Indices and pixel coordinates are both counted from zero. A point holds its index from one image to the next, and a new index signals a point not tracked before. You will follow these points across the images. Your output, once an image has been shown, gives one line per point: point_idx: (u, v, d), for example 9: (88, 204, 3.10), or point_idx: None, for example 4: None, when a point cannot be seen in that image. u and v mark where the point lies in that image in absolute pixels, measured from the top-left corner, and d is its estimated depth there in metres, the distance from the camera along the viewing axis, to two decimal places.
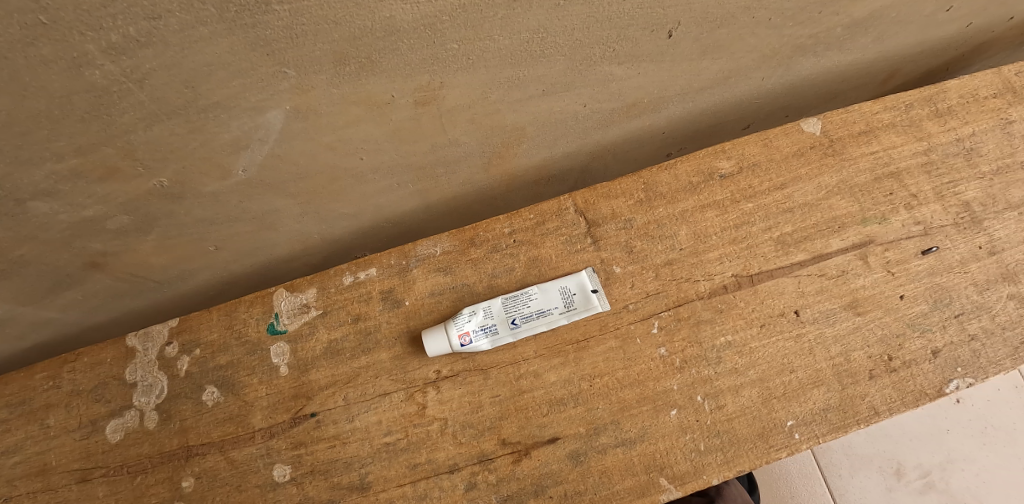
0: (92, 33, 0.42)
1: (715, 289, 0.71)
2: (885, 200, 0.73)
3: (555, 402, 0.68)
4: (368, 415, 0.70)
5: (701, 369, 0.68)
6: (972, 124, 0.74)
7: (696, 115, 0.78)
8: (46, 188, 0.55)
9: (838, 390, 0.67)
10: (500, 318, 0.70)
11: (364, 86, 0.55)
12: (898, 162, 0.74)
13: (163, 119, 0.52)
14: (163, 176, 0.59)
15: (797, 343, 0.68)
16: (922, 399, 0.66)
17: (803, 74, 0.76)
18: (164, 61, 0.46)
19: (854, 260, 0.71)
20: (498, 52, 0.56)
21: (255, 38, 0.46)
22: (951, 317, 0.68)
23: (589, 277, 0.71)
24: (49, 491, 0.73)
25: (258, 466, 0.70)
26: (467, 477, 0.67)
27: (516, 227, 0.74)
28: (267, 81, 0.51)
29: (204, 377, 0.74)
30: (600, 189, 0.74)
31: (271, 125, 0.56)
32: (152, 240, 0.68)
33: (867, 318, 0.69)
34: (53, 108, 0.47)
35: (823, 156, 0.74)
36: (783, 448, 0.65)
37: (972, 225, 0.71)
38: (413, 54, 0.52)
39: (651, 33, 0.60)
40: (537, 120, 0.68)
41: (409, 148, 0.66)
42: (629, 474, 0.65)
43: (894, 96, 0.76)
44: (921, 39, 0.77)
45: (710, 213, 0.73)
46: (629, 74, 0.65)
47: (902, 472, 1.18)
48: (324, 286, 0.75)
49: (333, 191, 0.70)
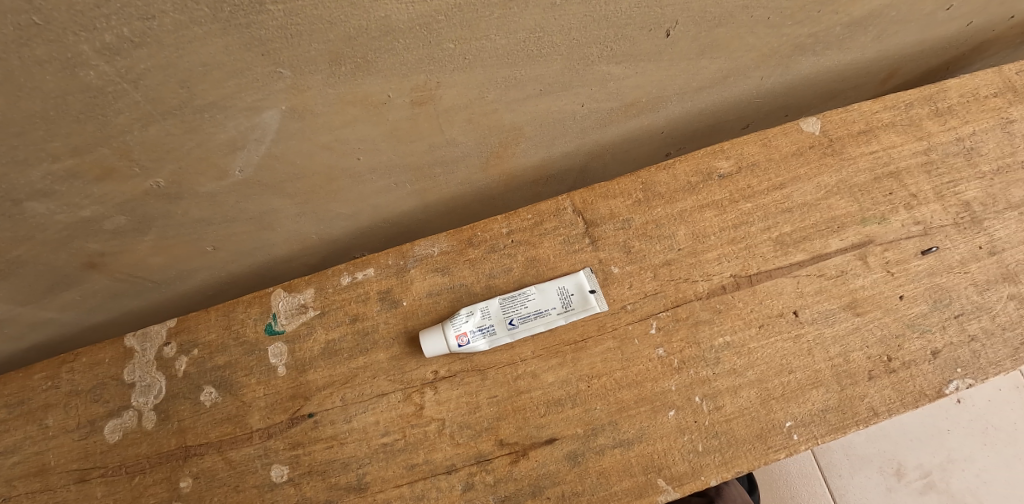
0: (86, 34, 0.42)
1: (713, 289, 0.70)
2: (884, 200, 0.72)
3: (553, 402, 0.68)
4: (366, 416, 0.70)
5: (700, 369, 0.68)
6: (972, 123, 0.74)
7: (695, 114, 0.78)
8: (42, 189, 0.55)
9: (837, 391, 0.66)
10: (498, 319, 0.70)
11: (361, 86, 0.55)
12: (898, 161, 0.73)
13: (158, 119, 0.52)
14: (160, 176, 0.58)
15: (796, 344, 0.68)
16: (922, 400, 0.65)
17: (802, 73, 0.76)
18: (158, 62, 0.46)
19: (853, 260, 0.70)
20: (495, 52, 0.55)
21: (250, 38, 0.46)
22: (951, 317, 0.68)
23: (587, 277, 0.71)
24: (48, 491, 0.73)
25: (255, 466, 0.70)
26: (465, 478, 0.67)
27: (514, 227, 0.74)
28: (262, 81, 0.51)
29: (202, 377, 0.74)
30: (598, 189, 0.74)
31: (267, 126, 0.56)
32: (149, 240, 0.68)
33: (867, 318, 0.69)
34: (48, 108, 0.47)
35: (822, 155, 0.74)
36: (781, 449, 0.65)
37: (972, 225, 0.71)
38: (409, 53, 0.52)
39: (648, 32, 0.60)
40: (535, 119, 0.68)
41: (406, 148, 0.66)
42: (627, 475, 0.65)
43: (894, 96, 0.75)
44: (921, 39, 0.77)
45: (709, 213, 0.73)
46: (627, 74, 0.65)
47: (902, 472, 1.17)
48: (322, 286, 0.75)
49: (330, 191, 0.70)
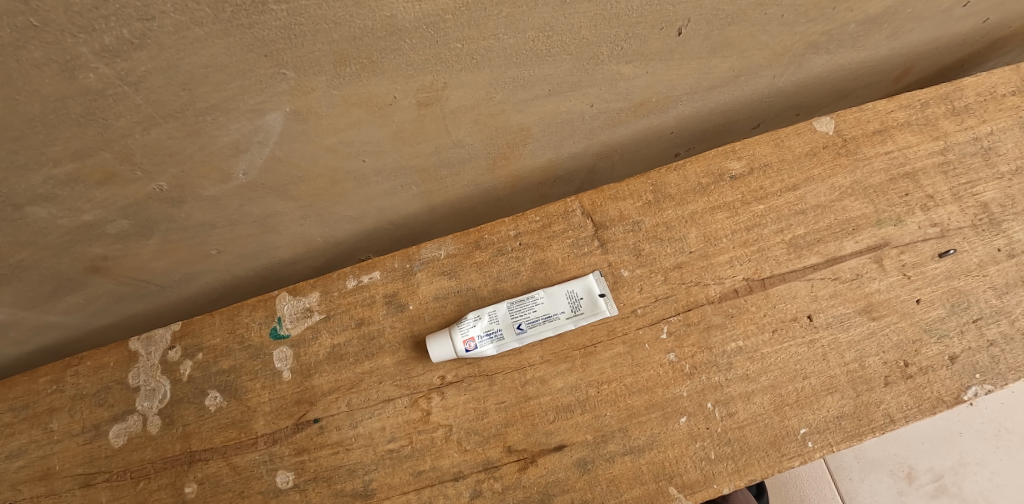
0: (84, 36, 0.41)
1: (726, 293, 0.69)
2: (900, 201, 0.71)
3: (562, 408, 0.67)
4: (372, 421, 0.69)
5: (712, 375, 0.67)
6: (990, 122, 0.72)
7: (705, 114, 0.76)
8: (44, 193, 0.55)
9: (852, 398, 0.65)
10: (505, 323, 0.69)
11: (366, 87, 0.54)
12: (914, 161, 0.72)
13: (160, 122, 0.51)
14: (162, 180, 0.58)
15: (811, 349, 0.66)
16: (939, 406, 0.64)
17: (815, 71, 0.74)
18: (159, 64, 0.45)
19: (868, 263, 0.69)
20: (503, 51, 0.54)
21: (252, 39, 0.45)
22: (969, 321, 0.67)
23: (596, 281, 0.70)
24: (53, 496, 0.72)
25: (260, 472, 0.70)
26: (473, 485, 0.66)
27: (522, 230, 0.73)
28: (265, 82, 0.50)
29: (207, 381, 0.74)
30: (607, 191, 0.73)
31: (271, 128, 0.55)
32: (152, 244, 0.67)
33: (883, 322, 0.67)
34: (47, 112, 0.46)
35: (836, 156, 0.72)
36: (795, 457, 0.63)
37: (991, 227, 0.69)
38: (416, 53, 0.51)
39: (659, 31, 0.58)
40: (543, 120, 0.67)
41: (412, 150, 0.65)
42: (638, 483, 0.64)
43: (909, 94, 0.74)
44: (937, 36, 0.75)
45: (720, 215, 0.71)
46: (637, 73, 0.64)
47: (913, 475, 1.16)
48: (327, 289, 0.74)
49: (335, 193, 0.69)
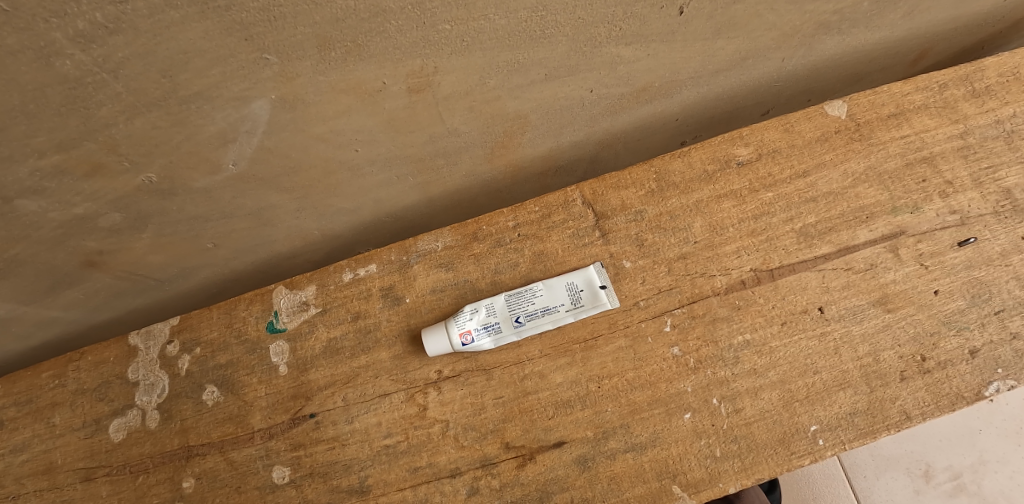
0: (57, 20, 0.40)
1: (732, 285, 0.66)
2: (917, 188, 0.67)
3: (562, 404, 0.65)
4: (369, 416, 0.68)
5: (718, 370, 0.64)
6: (1013, 104, 0.69)
7: (711, 99, 0.74)
8: (32, 186, 0.54)
9: (865, 394, 0.62)
10: (503, 316, 0.67)
11: (353, 73, 0.52)
12: (932, 146, 0.68)
13: (143, 111, 0.49)
14: (151, 172, 0.56)
15: (822, 343, 0.64)
16: (959, 403, 0.61)
17: (826, 53, 0.71)
18: (136, 50, 0.44)
19: (883, 252, 0.66)
20: (495, 33, 0.52)
21: (231, 23, 0.44)
22: (991, 314, 0.63)
23: (598, 272, 0.68)
24: (55, 489, 0.72)
25: (257, 467, 0.69)
26: (470, 482, 0.65)
27: (520, 220, 0.70)
28: (248, 68, 0.48)
29: (205, 376, 0.73)
30: (610, 179, 0.71)
31: (257, 117, 0.54)
32: (146, 238, 0.67)
33: (899, 315, 0.64)
34: (27, 102, 0.45)
35: (848, 141, 0.69)
36: (805, 455, 0.61)
37: (1013, 214, 0.66)
38: (403, 36, 0.49)
39: (660, 10, 0.56)
40: (541, 107, 0.65)
41: (406, 139, 0.63)
42: (639, 481, 0.62)
43: (926, 76, 0.70)
44: (955, 15, 0.71)
45: (726, 204, 0.69)
46: (638, 56, 0.61)
47: (930, 473, 1.12)
48: (324, 283, 0.73)
49: (329, 184, 0.67)
